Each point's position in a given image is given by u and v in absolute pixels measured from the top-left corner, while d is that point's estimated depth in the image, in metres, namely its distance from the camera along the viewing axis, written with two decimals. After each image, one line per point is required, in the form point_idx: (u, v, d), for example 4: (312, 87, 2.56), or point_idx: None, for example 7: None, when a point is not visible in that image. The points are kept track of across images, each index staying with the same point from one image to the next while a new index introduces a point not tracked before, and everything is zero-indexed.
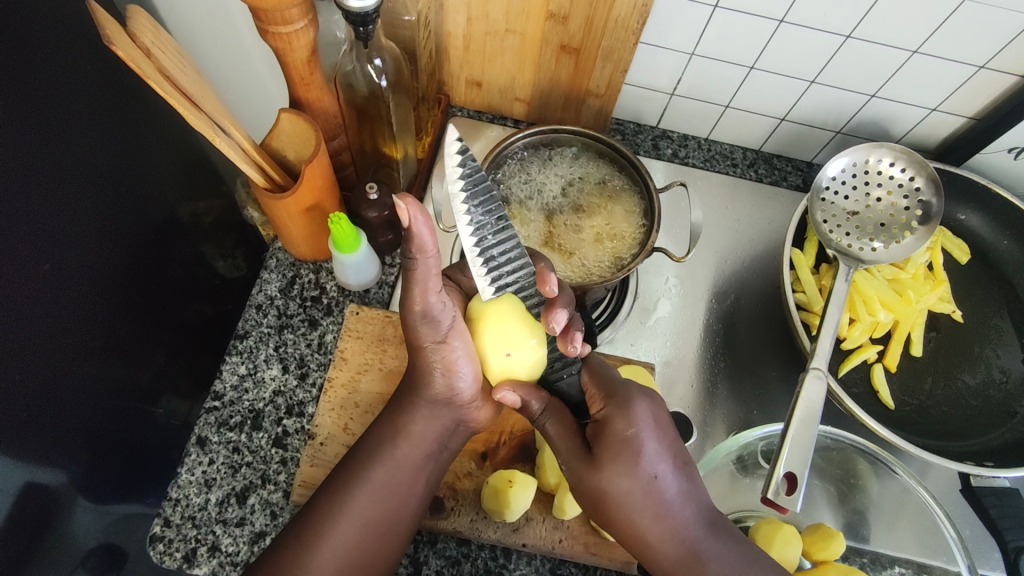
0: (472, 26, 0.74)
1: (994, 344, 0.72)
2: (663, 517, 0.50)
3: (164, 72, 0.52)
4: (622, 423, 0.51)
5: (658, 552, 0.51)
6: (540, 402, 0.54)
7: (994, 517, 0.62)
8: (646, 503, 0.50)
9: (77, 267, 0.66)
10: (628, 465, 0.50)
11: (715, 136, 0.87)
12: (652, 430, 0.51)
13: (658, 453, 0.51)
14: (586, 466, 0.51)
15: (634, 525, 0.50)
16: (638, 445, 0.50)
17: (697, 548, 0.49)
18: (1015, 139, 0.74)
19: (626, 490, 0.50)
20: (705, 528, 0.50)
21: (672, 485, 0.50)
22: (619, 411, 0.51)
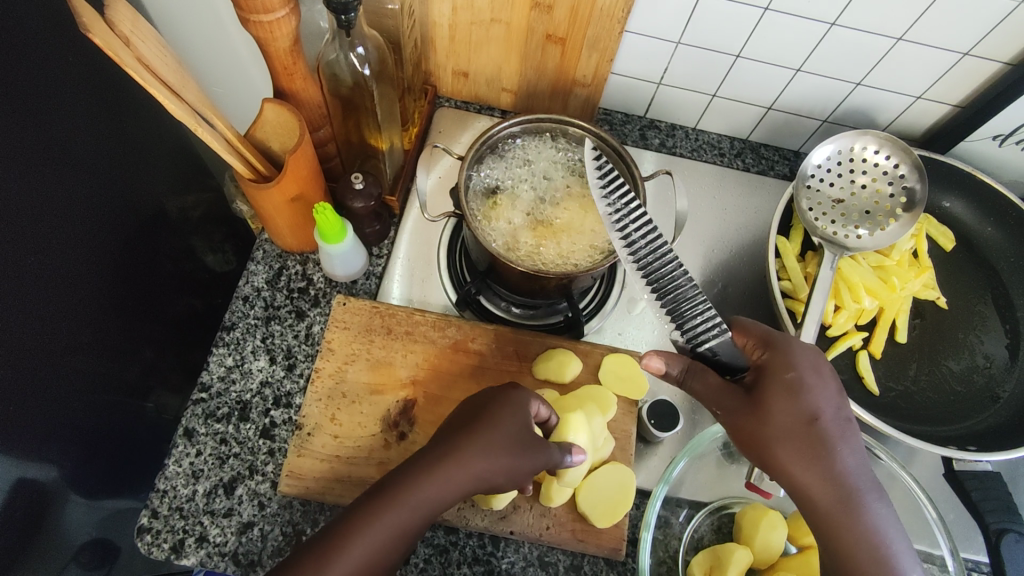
0: (457, 16, 0.73)
1: (978, 330, 0.72)
2: (822, 457, 0.49)
3: (145, 62, 0.51)
4: (783, 367, 0.52)
5: (809, 494, 0.50)
6: (681, 367, 0.56)
7: (976, 500, 0.62)
8: (809, 447, 0.50)
9: (65, 261, 0.66)
10: (791, 402, 0.51)
11: (703, 125, 0.87)
12: (814, 375, 0.52)
13: (821, 397, 0.52)
14: (749, 409, 0.52)
15: (788, 463, 0.50)
16: (799, 386, 0.52)
17: (856, 492, 0.49)
18: (999, 126, 0.74)
19: (785, 426, 0.51)
20: (865, 477, 0.49)
21: (833, 426, 0.51)
22: (780, 356, 0.53)
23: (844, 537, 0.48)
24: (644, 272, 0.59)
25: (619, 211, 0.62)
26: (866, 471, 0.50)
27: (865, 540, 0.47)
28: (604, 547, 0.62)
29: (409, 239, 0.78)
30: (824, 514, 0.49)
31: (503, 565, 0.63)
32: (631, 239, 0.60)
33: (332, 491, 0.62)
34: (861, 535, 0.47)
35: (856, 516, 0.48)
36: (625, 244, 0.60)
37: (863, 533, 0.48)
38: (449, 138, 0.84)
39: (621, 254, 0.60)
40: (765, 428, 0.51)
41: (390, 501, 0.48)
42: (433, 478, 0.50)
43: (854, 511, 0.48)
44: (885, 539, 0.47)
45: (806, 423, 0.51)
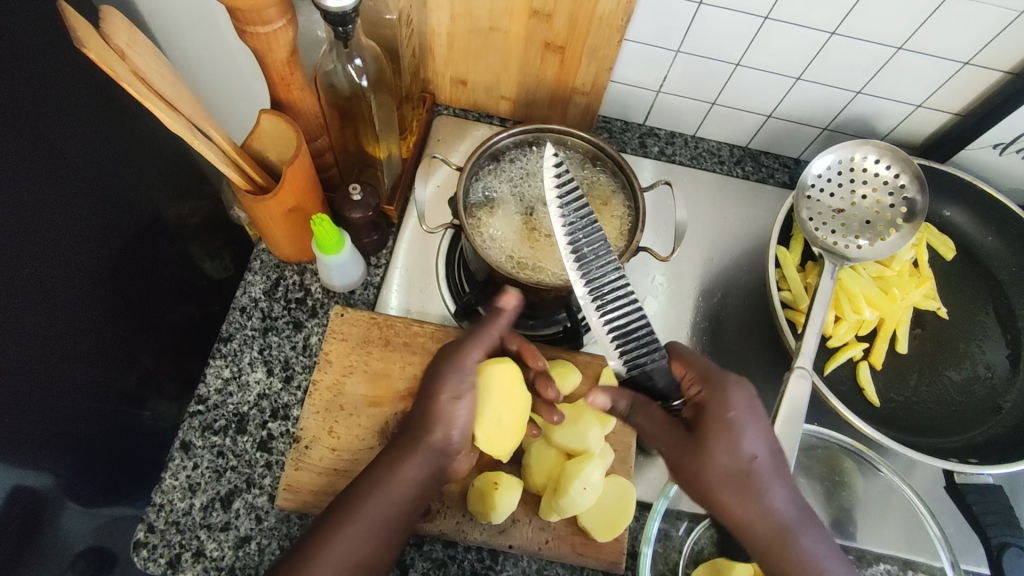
0: (455, 24, 0.73)
1: (979, 340, 0.72)
2: (757, 496, 0.50)
3: (140, 74, 0.51)
4: (722, 407, 0.53)
5: (748, 530, 0.50)
6: (627, 401, 0.57)
7: (978, 513, 0.62)
8: (748, 485, 0.50)
9: (61, 270, 0.66)
10: (729, 442, 0.51)
11: (703, 133, 0.87)
12: (750, 411, 0.53)
13: (756, 435, 0.52)
14: (688, 450, 0.52)
15: (727, 504, 0.50)
16: (737, 426, 0.52)
17: (791, 528, 0.50)
18: (1001, 136, 0.74)
19: (725, 469, 0.50)
20: (799, 510, 0.50)
21: (769, 463, 0.51)
22: (717, 394, 0.53)
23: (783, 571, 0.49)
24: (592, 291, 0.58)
25: (573, 223, 0.60)
26: (799, 504, 0.51)
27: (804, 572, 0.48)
28: (604, 560, 0.61)
29: (407, 249, 0.77)
30: (762, 549, 0.50)
31: None
32: (582, 253, 0.59)
33: (329, 505, 0.62)
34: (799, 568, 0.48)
35: (792, 550, 0.49)
36: (573, 256, 0.59)
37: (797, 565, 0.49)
38: (448, 147, 0.84)
39: (568, 267, 0.59)
40: (702, 469, 0.51)
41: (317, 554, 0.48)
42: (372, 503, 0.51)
43: (788, 546, 0.49)
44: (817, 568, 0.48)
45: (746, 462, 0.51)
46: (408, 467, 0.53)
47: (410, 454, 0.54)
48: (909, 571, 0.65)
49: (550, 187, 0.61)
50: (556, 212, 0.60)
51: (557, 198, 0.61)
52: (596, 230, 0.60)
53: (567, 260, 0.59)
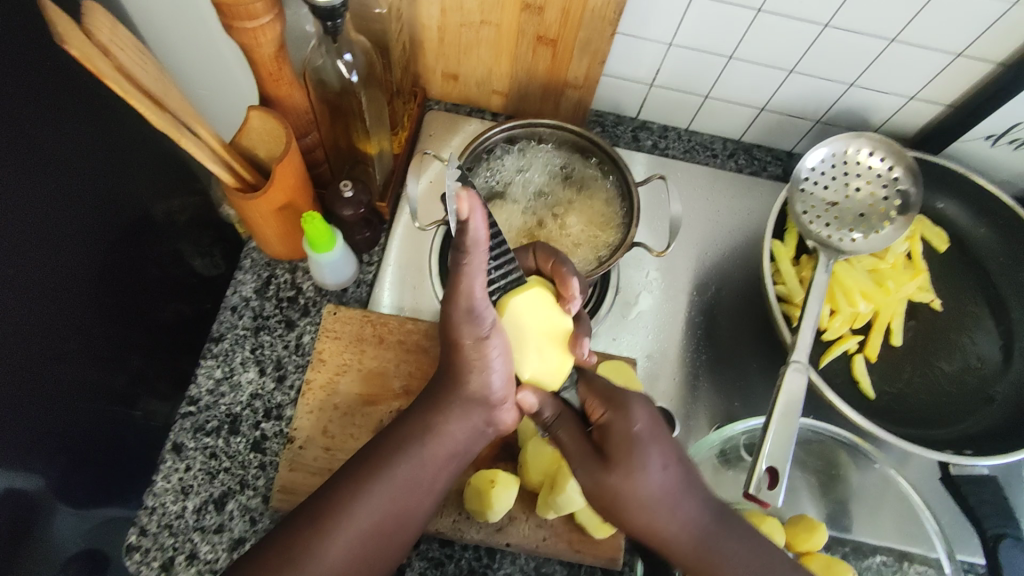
0: (446, 18, 0.72)
1: (971, 331, 0.72)
2: (675, 512, 0.48)
3: (124, 71, 0.50)
4: (625, 423, 0.49)
5: (670, 546, 0.48)
6: (552, 410, 0.53)
7: (972, 504, 0.62)
8: (664, 499, 0.48)
9: (47, 269, 0.64)
10: (638, 461, 0.48)
11: (696, 126, 0.87)
12: (651, 427, 0.50)
13: (662, 449, 0.49)
14: (598, 468, 0.49)
15: (647, 525, 0.48)
16: (645, 444, 0.49)
17: (712, 541, 0.48)
18: (992, 127, 0.74)
19: (640, 491, 0.47)
20: (715, 520, 0.48)
21: (681, 474, 0.49)
22: (619, 415, 0.50)
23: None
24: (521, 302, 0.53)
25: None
26: (716, 513, 0.49)
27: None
28: (601, 556, 0.61)
29: (400, 245, 0.77)
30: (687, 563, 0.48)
31: None
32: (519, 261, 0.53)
33: None
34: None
35: (717, 562, 0.47)
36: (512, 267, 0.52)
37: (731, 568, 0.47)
38: (440, 142, 0.83)
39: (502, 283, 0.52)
40: (620, 489, 0.48)
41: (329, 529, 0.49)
42: (399, 463, 0.52)
43: (714, 558, 0.47)
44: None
45: (662, 478, 0.48)
46: (438, 419, 0.53)
47: (442, 407, 0.53)
48: (905, 563, 0.64)
49: (454, 176, 0.54)
50: (472, 207, 0.54)
51: (468, 188, 0.54)
52: None
53: None
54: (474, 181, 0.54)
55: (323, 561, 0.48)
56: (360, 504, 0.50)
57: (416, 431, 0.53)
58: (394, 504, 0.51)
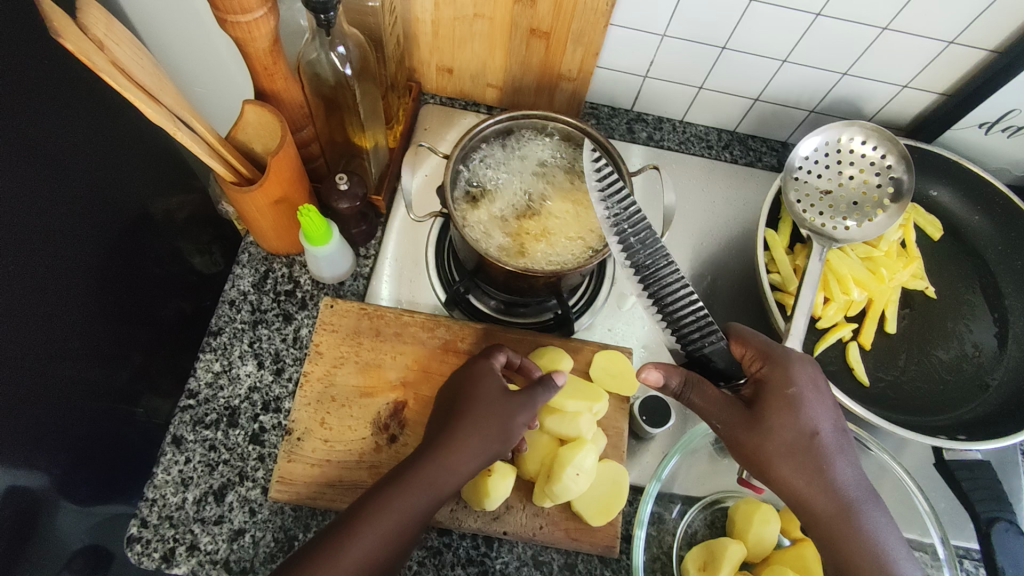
0: (440, 12, 0.72)
1: (967, 319, 0.72)
2: (822, 470, 0.53)
3: (119, 66, 0.50)
4: (785, 383, 0.56)
5: (808, 505, 0.53)
6: (679, 379, 0.57)
7: (967, 489, 0.62)
8: (810, 457, 0.54)
9: (47, 266, 0.65)
10: (790, 417, 0.55)
11: (690, 118, 0.87)
12: (811, 390, 0.56)
13: (819, 413, 0.56)
14: (750, 420, 0.55)
15: (786, 477, 0.54)
16: (801, 402, 0.56)
17: (855, 503, 0.53)
18: (986, 115, 0.74)
19: (794, 442, 0.54)
20: (862, 488, 0.54)
21: (831, 440, 0.55)
22: (780, 373, 0.56)
23: (841, 546, 0.52)
24: (634, 269, 0.63)
25: (615, 214, 0.64)
26: (861, 480, 0.54)
27: (866, 546, 0.51)
28: (598, 544, 0.61)
29: (396, 239, 0.77)
30: (824, 524, 0.53)
31: (497, 565, 0.63)
32: (628, 241, 0.63)
33: (323, 496, 0.62)
34: (858, 541, 0.51)
35: (852, 526, 0.52)
36: (622, 248, 0.63)
37: (862, 540, 0.52)
38: (435, 136, 0.83)
39: (615, 252, 0.63)
40: (767, 442, 0.54)
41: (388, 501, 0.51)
42: (429, 468, 0.53)
43: (854, 521, 0.52)
44: (884, 545, 0.52)
45: (808, 438, 0.54)
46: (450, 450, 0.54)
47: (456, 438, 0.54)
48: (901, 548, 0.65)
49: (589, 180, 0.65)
50: (602, 205, 0.64)
51: (598, 190, 0.64)
52: (641, 223, 0.64)
53: (617, 252, 0.63)
54: (601, 182, 0.65)
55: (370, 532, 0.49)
56: (408, 492, 0.52)
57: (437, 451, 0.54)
58: (420, 503, 0.52)
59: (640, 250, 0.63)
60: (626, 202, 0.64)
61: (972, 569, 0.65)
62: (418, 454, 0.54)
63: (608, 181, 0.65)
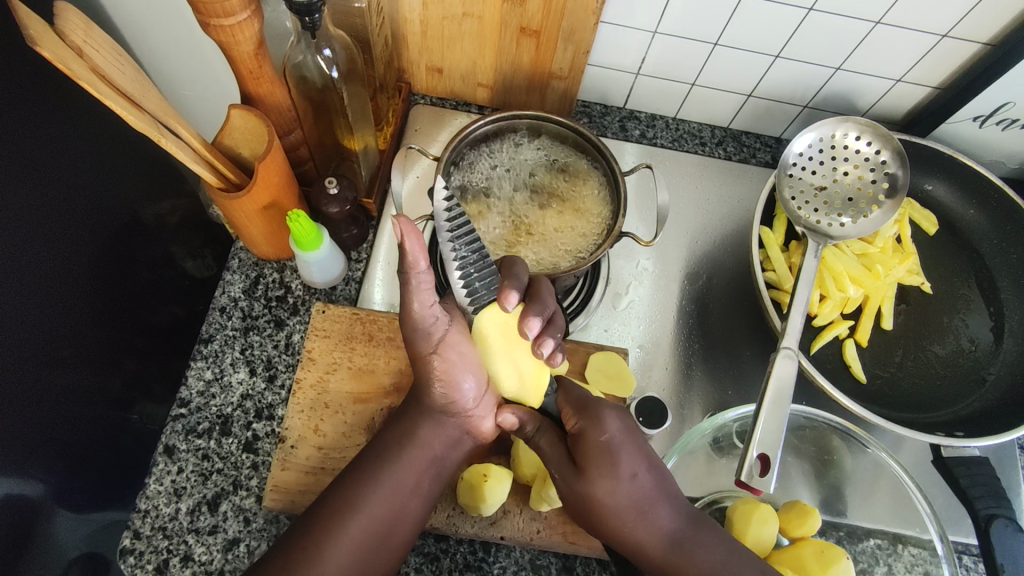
0: (428, 11, 0.71)
1: (963, 313, 0.72)
2: (642, 516, 0.50)
3: (99, 72, 0.49)
4: (597, 433, 0.51)
5: (643, 550, 0.51)
6: (534, 424, 0.54)
7: (965, 486, 0.62)
8: (629, 506, 0.50)
9: (36, 274, 0.64)
10: (609, 470, 0.50)
11: (684, 114, 0.86)
12: (625, 433, 0.52)
13: (634, 456, 0.51)
14: (576, 475, 0.51)
15: (618, 528, 0.50)
16: (614, 452, 0.51)
17: (683, 547, 0.50)
18: (981, 108, 0.74)
19: (606, 496, 0.50)
20: (686, 523, 0.51)
21: (647, 483, 0.51)
22: (590, 423, 0.52)
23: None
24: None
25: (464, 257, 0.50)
26: (683, 518, 0.51)
27: None
28: (596, 548, 0.61)
29: (388, 242, 0.76)
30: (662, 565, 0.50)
31: (495, 570, 0.63)
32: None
33: None
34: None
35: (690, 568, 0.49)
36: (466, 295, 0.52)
37: None
38: (426, 137, 0.82)
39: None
40: (591, 494, 0.50)
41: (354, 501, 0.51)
42: (393, 465, 0.54)
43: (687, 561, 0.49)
44: None
45: (628, 486, 0.50)
46: (414, 426, 0.55)
47: (418, 415, 0.56)
48: (899, 545, 0.65)
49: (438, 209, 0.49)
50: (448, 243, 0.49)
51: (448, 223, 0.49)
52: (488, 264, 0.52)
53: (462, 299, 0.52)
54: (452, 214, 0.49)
55: (345, 533, 0.50)
56: (378, 489, 0.52)
57: (396, 439, 0.55)
58: (397, 499, 0.53)
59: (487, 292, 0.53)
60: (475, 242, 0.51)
61: (971, 564, 0.65)
62: (370, 455, 0.55)
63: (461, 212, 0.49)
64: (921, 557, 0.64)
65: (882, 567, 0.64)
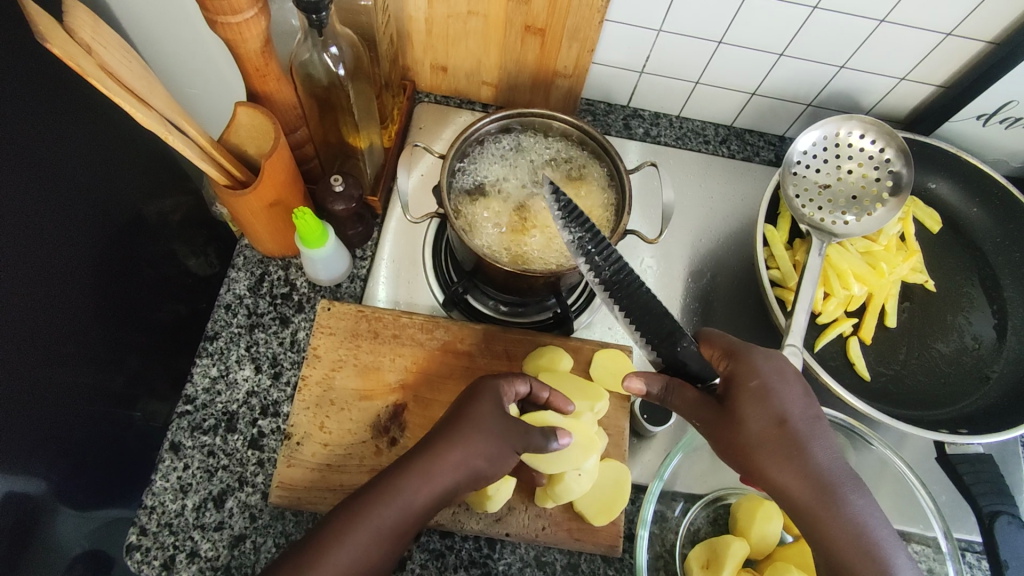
0: (433, 10, 0.72)
1: (966, 311, 0.72)
2: (796, 455, 0.49)
3: (107, 70, 0.49)
4: (748, 376, 0.53)
5: (790, 494, 0.49)
6: (661, 385, 0.56)
7: (969, 483, 0.62)
8: (779, 445, 0.50)
9: (39, 271, 0.64)
10: (762, 408, 0.51)
11: (687, 113, 0.86)
12: (778, 377, 0.53)
13: (787, 399, 0.52)
14: (727, 415, 0.52)
15: (763, 467, 0.50)
16: (765, 393, 0.52)
17: (832, 488, 0.48)
18: (983, 107, 0.74)
19: (757, 433, 0.51)
20: (843, 472, 0.49)
21: (803, 425, 0.51)
22: (745, 366, 0.53)
23: (824, 530, 0.47)
24: (605, 285, 0.58)
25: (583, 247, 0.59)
26: (841, 463, 0.49)
27: (847, 530, 0.47)
28: (600, 544, 0.61)
29: (393, 240, 0.77)
30: (808, 511, 0.48)
31: (500, 566, 0.63)
32: (593, 260, 0.59)
33: (323, 500, 0.61)
34: (845, 531, 0.47)
35: (836, 511, 0.47)
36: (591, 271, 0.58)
37: (844, 524, 0.47)
38: (430, 135, 0.82)
39: (586, 276, 0.58)
40: (739, 434, 0.51)
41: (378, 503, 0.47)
42: (418, 475, 0.49)
43: (834, 503, 0.47)
44: (866, 526, 0.47)
45: (777, 426, 0.51)
46: (443, 458, 0.50)
47: (446, 448, 0.50)
48: (903, 542, 0.65)
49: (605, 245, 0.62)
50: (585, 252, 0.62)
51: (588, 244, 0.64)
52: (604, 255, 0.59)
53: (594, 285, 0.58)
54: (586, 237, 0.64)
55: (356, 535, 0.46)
56: (392, 501, 0.47)
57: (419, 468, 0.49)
58: (387, 541, 0.46)
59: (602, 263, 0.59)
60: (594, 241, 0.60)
61: (974, 561, 0.65)
62: (396, 464, 0.50)
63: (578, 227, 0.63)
64: (925, 555, 0.64)
65: None
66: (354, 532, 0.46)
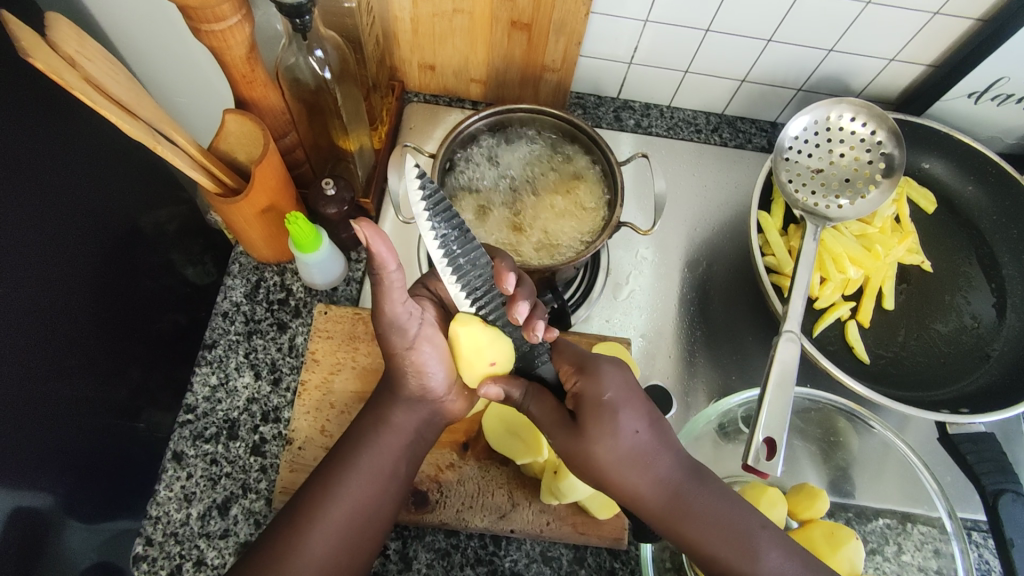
0: (418, 9, 0.71)
1: (964, 290, 0.72)
2: (648, 469, 0.48)
3: (93, 82, 0.49)
4: (596, 390, 0.49)
5: (644, 503, 0.48)
6: (520, 390, 0.53)
7: (971, 462, 0.62)
8: (632, 460, 0.48)
9: (38, 286, 0.64)
10: (609, 427, 0.48)
11: (678, 103, 0.86)
12: (628, 391, 0.50)
13: (637, 411, 0.49)
14: (572, 435, 0.49)
15: (621, 485, 0.48)
16: (616, 407, 0.49)
17: (681, 497, 0.47)
18: (975, 84, 0.74)
19: (607, 455, 0.48)
20: (689, 474, 0.48)
21: (650, 438, 0.48)
22: (591, 380, 0.50)
23: (686, 538, 0.47)
24: (471, 295, 0.53)
25: (443, 232, 0.51)
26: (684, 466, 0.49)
27: (709, 534, 0.46)
28: (605, 537, 0.61)
29: None
30: (663, 520, 0.48)
31: (506, 563, 0.63)
32: (457, 261, 0.52)
33: None
34: (701, 531, 0.46)
35: (690, 517, 0.47)
36: (450, 267, 0.51)
37: (706, 528, 0.46)
38: (421, 135, 0.83)
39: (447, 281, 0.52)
40: (590, 454, 0.48)
41: (349, 464, 0.52)
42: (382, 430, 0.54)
43: (685, 510, 0.47)
44: (728, 522, 0.47)
45: (631, 440, 0.48)
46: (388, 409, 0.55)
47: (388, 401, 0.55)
48: (908, 523, 0.65)
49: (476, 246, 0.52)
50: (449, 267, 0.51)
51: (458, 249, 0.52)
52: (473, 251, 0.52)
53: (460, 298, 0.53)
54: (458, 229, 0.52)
55: (322, 528, 0.49)
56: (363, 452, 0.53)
57: (370, 424, 0.54)
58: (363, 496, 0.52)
59: (470, 269, 0.52)
60: (454, 219, 0.52)
61: (981, 539, 0.65)
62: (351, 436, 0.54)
63: (437, 198, 0.51)
64: (930, 536, 0.64)
65: (892, 546, 0.64)
66: (322, 522, 0.50)
